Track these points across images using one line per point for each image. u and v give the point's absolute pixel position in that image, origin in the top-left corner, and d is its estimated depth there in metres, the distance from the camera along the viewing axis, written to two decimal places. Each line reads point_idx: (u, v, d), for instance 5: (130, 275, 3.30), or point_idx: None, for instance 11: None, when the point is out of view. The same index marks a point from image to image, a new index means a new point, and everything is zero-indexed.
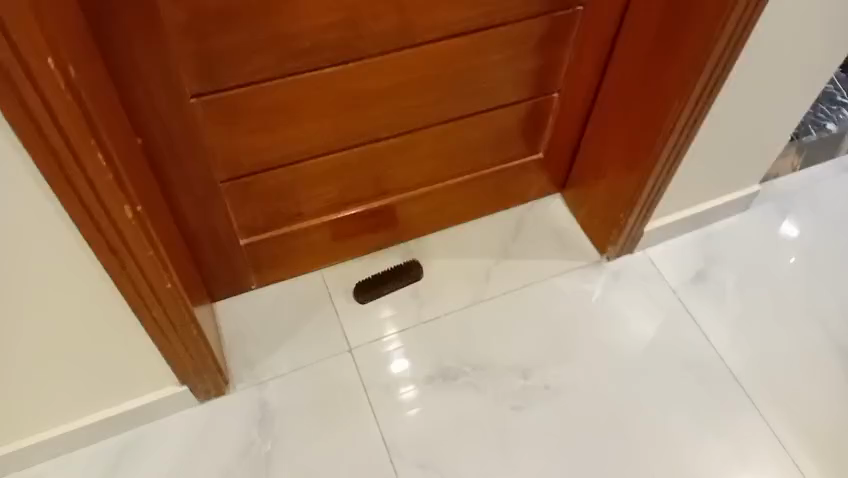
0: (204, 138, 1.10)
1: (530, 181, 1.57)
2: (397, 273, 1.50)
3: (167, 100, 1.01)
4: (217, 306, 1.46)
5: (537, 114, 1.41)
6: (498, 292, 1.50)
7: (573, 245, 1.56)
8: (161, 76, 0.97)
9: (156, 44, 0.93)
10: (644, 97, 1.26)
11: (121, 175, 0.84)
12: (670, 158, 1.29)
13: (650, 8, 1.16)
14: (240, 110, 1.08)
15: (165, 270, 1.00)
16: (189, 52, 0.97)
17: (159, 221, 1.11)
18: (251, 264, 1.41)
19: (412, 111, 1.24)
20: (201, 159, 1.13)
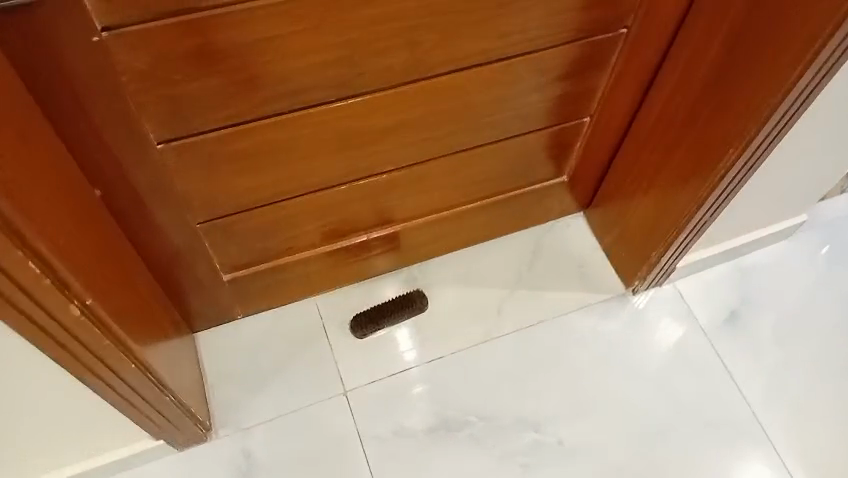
0: (171, 179, 0.93)
1: (551, 204, 1.40)
2: (398, 305, 1.35)
3: (129, 150, 0.84)
4: (199, 338, 1.32)
5: (565, 139, 1.23)
6: (509, 330, 1.35)
7: (595, 275, 1.41)
8: (120, 126, 0.80)
9: (108, 96, 0.76)
10: (694, 132, 1.07)
11: (63, 273, 0.69)
12: (714, 205, 1.12)
13: (712, 38, 0.97)
14: (219, 152, 0.92)
15: (127, 351, 0.86)
16: (153, 97, 0.80)
17: (129, 278, 0.96)
18: (236, 296, 1.27)
19: (421, 145, 1.07)
20: (173, 203, 0.97)
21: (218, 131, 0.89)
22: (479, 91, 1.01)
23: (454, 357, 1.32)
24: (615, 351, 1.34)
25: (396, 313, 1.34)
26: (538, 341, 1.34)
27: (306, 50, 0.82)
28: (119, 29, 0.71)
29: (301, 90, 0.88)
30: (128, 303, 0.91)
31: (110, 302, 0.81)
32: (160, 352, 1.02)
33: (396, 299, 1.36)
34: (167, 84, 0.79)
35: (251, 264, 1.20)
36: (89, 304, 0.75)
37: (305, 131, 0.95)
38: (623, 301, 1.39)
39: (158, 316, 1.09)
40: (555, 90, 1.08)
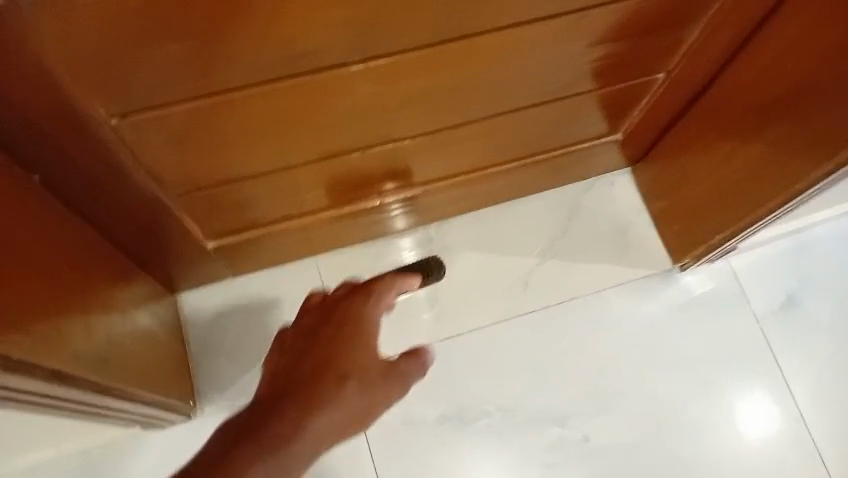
0: (129, 152, 0.72)
1: (595, 160, 1.19)
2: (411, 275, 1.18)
3: (62, 126, 0.64)
4: (183, 299, 1.17)
5: (627, 96, 1.00)
6: (535, 307, 1.18)
7: (638, 246, 1.22)
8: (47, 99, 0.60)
9: (25, 65, 0.55)
10: (795, 110, 0.84)
11: None
12: (806, 196, 0.91)
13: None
14: (195, 125, 0.70)
15: (75, 383, 0.70)
16: (94, 67, 0.58)
17: (78, 270, 0.78)
18: (222, 257, 1.09)
19: (452, 110, 0.85)
20: (133, 178, 0.77)
21: (195, 101, 0.67)
22: (535, 50, 0.77)
23: (471, 337, 1.16)
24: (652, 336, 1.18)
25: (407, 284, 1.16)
26: (567, 323, 1.18)
27: (308, 7, 0.58)
28: None
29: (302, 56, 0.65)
30: (73, 307, 0.74)
31: (33, 337, 0.63)
32: (119, 353, 0.85)
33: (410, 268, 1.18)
34: (115, 54, 0.57)
35: (238, 229, 1.01)
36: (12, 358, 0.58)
37: (309, 100, 0.72)
38: (667, 278, 1.21)
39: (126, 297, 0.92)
40: (628, 47, 0.85)
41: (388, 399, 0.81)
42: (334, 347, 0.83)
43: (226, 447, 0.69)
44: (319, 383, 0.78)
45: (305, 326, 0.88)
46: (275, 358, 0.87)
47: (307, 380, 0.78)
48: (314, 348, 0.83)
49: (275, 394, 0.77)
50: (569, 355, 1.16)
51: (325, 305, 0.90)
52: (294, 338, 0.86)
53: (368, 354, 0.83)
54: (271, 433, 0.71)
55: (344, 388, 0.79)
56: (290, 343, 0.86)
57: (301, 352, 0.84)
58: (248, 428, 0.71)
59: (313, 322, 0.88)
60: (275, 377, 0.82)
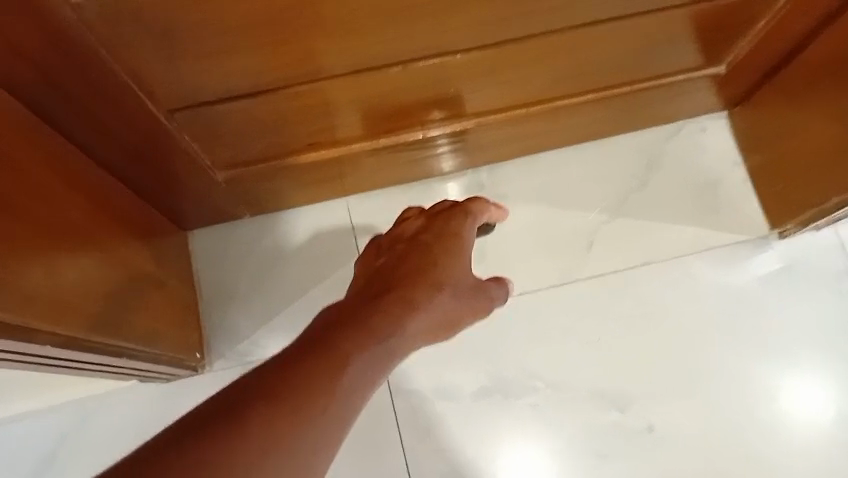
0: (100, 48, 0.57)
1: (684, 100, 0.99)
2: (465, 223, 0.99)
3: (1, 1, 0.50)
4: (195, 239, 1.03)
5: (736, 16, 0.79)
6: (600, 272, 1.00)
7: (730, 206, 1.02)
8: None
9: None
10: None
11: None
12: None
13: None
14: (177, 14, 0.54)
15: (3, 328, 0.58)
16: None
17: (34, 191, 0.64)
18: (237, 192, 0.94)
19: (516, 16, 0.66)
20: (109, 79, 0.62)
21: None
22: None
23: (522, 301, 0.99)
24: (738, 313, 0.99)
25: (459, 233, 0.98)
26: (636, 292, 1.00)
27: None
28: None
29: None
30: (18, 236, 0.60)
31: None
32: (92, 296, 0.72)
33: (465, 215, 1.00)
34: None
35: (253, 159, 0.86)
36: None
37: None
38: (763, 246, 1.01)
39: (107, 232, 0.78)
40: None
41: (471, 317, 0.81)
42: (434, 251, 0.80)
43: (332, 329, 0.62)
44: (416, 284, 0.75)
45: (403, 231, 0.86)
46: (367, 263, 0.84)
47: (407, 278, 0.75)
48: (414, 247, 0.80)
49: (374, 289, 0.73)
50: (636, 329, 0.99)
51: (424, 211, 0.90)
52: (397, 243, 0.83)
53: (467, 241, 0.84)
54: (380, 324, 0.66)
55: (439, 292, 0.76)
56: (389, 241, 0.85)
57: (396, 255, 0.80)
58: (354, 317, 0.66)
59: (416, 227, 0.86)
60: (369, 277, 0.78)
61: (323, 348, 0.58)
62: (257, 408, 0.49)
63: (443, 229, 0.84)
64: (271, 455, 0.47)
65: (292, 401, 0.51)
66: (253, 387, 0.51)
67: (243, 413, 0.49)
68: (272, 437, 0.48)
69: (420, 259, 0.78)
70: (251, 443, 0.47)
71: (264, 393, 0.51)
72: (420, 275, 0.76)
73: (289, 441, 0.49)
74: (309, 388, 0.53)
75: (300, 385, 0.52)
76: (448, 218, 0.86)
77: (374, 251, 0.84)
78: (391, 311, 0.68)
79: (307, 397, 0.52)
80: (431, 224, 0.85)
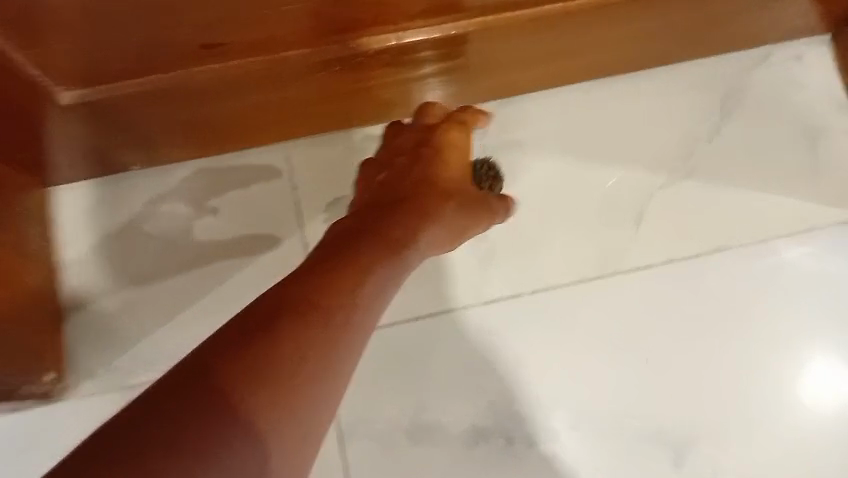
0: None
1: (781, 11, 0.68)
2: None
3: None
4: (62, 200, 0.69)
5: None
6: (654, 260, 0.69)
7: (835, 169, 0.71)
8: None
9: None
10: None
11: None
12: None
13: None
14: None
15: None
16: None
17: None
18: (111, 131, 0.60)
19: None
20: None
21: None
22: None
23: (536, 302, 0.69)
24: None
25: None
26: (702, 290, 0.69)
27: None
28: None
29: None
30: None
31: None
32: None
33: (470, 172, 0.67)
34: None
35: (108, 69, 0.52)
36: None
37: None
38: None
39: None
40: None
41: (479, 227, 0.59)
42: (444, 162, 0.57)
43: (360, 229, 0.48)
44: (417, 194, 0.54)
45: (392, 149, 0.60)
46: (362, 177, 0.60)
47: (414, 184, 0.55)
48: (419, 154, 0.58)
49: (379, 191, 0.55)
50: (703, 344, 0.68)
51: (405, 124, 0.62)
52: (399, 158, 0.58)
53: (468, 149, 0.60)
54: (398, 230, 0.49)
55: (451, 203, 0.55)
56: (389, 159, 0.59)
57: (396, 170, 0.57)
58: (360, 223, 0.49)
59: (418, 137, 0.60)
60: (365, 184, 0.59)
61: (356, 253, 0.44)
62: (286, 316, 0.38)
63: (452, 139, 0.59)
64: (303, 371, 0.37)
65: (318, 313, 0.39)
66: (271, 296, 0.39)
67: (265, 323, 0.37)
68: (301, 350, 0.37)
69: (427, 171, 0.56)
70: (287, 345, 0.37)
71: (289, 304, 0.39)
72: (433, 185, 0.55)
73: (319, 364, 0.37)
74: (331, 296, 0.40)
75: (322, 296, 0.40)
76: (451, 124, 0.60)
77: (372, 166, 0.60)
78: (404, 214, 0.51)
79: (331, 308, 0.39)
80: (429, 132, 0.60)
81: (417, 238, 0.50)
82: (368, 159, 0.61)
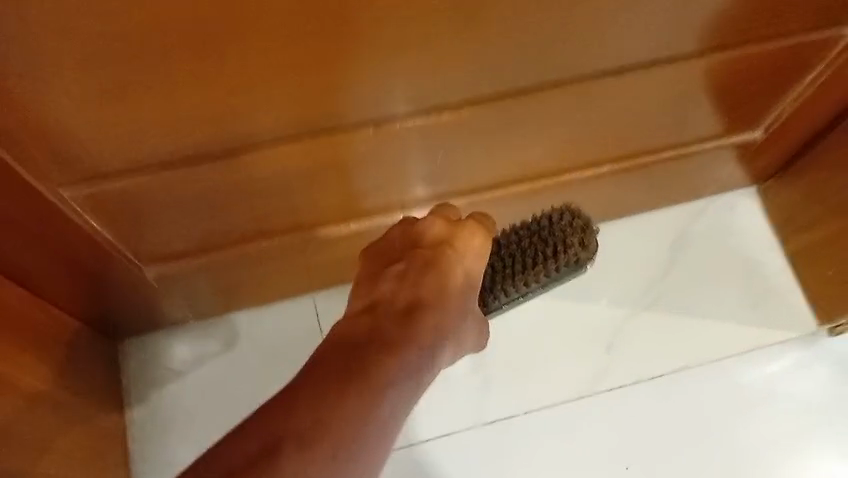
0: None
1: (712, 172, 0.85)
2: (553, 235, 0.68)
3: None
4: (127, 350, 0.84)
5: (778, 69, 0.66)
6: (626, 381, 0.83)
7: (771, 296, 0.86)
8: None
9: None
10: None
11: None
12: None
13: None
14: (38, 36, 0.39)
15: None
16: None
17: None
18: (180, 295, 0.77)
19: (532, 34, 0.51)
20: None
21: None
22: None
23: (491, 432, 0.82)
24: (763, 404, 0.83)
25: (546, 258, 0.66)
26: (629, 405, 0.83)
27: None
28: None
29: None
30: None
31: None
32: None
33: (550, 228, 0.68)
34: None
35: (182, 254, 0.68)
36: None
37: None
38: (813, 346, 0.84)
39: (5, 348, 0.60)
40: None
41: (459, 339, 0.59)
42: (443, 271, 0.56)
43: (379, 321, 0.52)
44: (418, 309, 0.53)
45: (405, 240, 0.59)
46: (366, 265, 0.59)
47: (421, 294, 0.54)
48: (437, 249, 0.57)
49: (388, 285, 0.55)
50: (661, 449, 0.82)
51: (415, 225, 0.59)
52: (416, 249, 0.57)
53: (476, 267, 0.58)
54: (424, 317, 0.53)
55: (456, 318, 0.56)
56: (395, 254, 0.58)
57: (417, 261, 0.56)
58: (386, 309, 0.53)
59: (440, 229, 0.58)
60: (371, 276, 0.57)
61: (376, 346, 0.49)
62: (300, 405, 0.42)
63: (474, 244, 0.58)
64: (322, 447, 0.41)
65: (336, 398, 0.43)
66: (275, 400, 0.43)
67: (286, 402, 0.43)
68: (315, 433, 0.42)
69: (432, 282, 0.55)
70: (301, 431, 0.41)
71: (291, 423, 0.42)
72: (440, 282, 0.55)
73: (336, 430, 0.42)
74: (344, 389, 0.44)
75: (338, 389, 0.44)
76: (473, 231, 0.59)
77: (378, 253, 0.59)
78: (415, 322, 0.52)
79: (346, 403, 0.44)
80: (453, 229, 0.58)
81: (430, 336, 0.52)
82: (375, 250, 0.60)
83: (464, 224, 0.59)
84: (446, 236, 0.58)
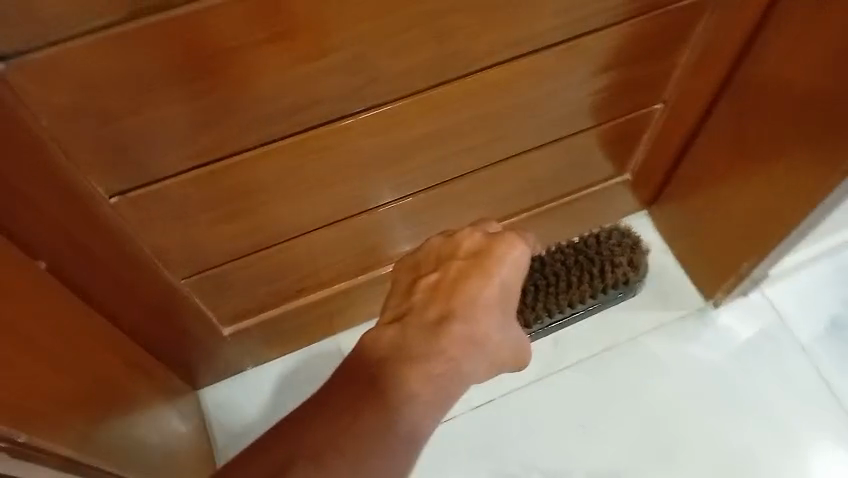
0: (117, 219, 0.68)
1: (610, 205, 1.17)
2: (600, 254, 1.11)
3: (38, 193, 0.58)
4: (203, 396, 1.13)
5: (627, 134, 0.99)
6: (570, 363, 1.14)
7: (668, 286, 1.18)
8: (58, 194, 0.60)
9: (69, 178, 0.60)
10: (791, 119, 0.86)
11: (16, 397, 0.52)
12: (810, 226, 0.92)
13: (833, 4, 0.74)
14: (187, 201, 0.71)
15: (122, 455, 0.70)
16: (105, 150, 0.60)
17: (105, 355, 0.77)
18: (241, 347, 1.07)
19: (456, 144, 0.83)
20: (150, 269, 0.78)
21: (204, 141, 0.65)
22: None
23: (479, 415, 1.11)
24: (672, 365, 1.14)
25: (595, 279, 1.11)
26: (575, 379, 1.13)
27: (285, 63, 0.60)
28: (24, 56, 0.49)
29: (290, 50, 0.59)
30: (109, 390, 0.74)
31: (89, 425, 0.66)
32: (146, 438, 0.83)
33: (599, 247, 1.12)
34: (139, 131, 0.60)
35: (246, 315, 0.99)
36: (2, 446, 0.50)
37: (308, 155, 0.73)
38: (703, 318, 1.16)
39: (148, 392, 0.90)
40: (630, 72, 0.85)
41: (496, 345, 0.70)
42: (471, 282, 0.70)
43: (408, 328, 0.67)
44: (448, 315, 0.68)
45: (441, 251, 0.74)
46: (407, 273, 0.74)
47: (452, 305, 0.69)
48: (469, 261, 0.72)
49: (421, 296, 0.70)
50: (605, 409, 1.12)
51: (449, 239, 0.74)
52: (452, 259, 0.72)
53: (513, 273, 0.72)
54: (448, 328, 0.67)
55: (480, 323, 0.69)
56: (432, 264, 0.73)
57: (447, 273, 0.71)
58: (419, 317, 0.68)
59: (475, 243, 0.74)
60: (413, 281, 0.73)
61: (389, 365, 0.64)
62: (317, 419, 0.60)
63: (501, 254, 0.72)
64: (335, 451, 0.58)
65: (344, 415, 0.60)
66: (293, 426, 0.60)
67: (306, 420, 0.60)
68: (328, 443, 0.59)
69: (461, 283, 0.70)
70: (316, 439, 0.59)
71: (301, 451, 0.58)
72: (468, 290, 0.70)
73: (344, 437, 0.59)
74: (351, 409, 0.60)
75: (348, 407, 0.61)
76: (500, 245, 0.73)
77: (414, 264, 0.75)
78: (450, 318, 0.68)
79: (358, 425, 0.60)
80: (486, 242, 0.73)
81: (452, 340, 0.67)
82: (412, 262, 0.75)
83: (495, 237, 0.74)
84: (482, 246, 0.73)
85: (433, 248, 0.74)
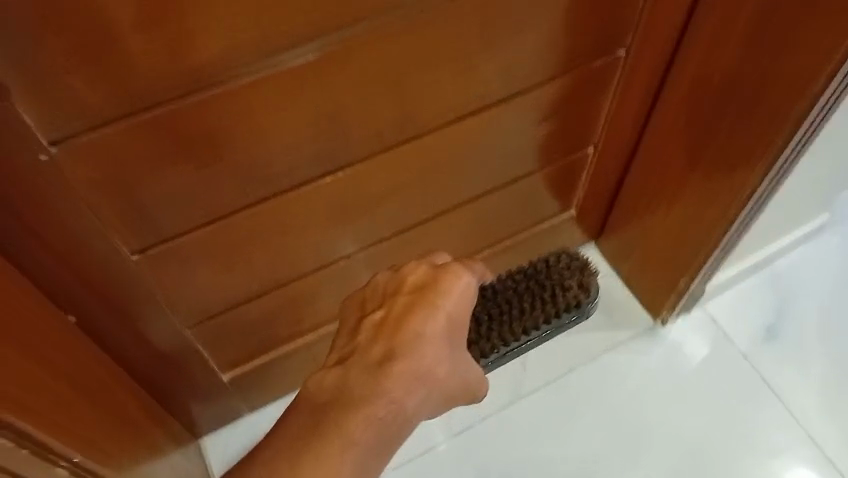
0: (139, 275, 0.80)
1: (561, 240, 1.32)
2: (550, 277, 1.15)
3: (76, 253, 0.70)
4: (204, 444, 1.22)
5: (567, 175, 1.15)
6: (539, 385, 1.26)
7: (619, 308, 1.32)
8: (89, 254, 0.72)
9: (99, 240, 0.72)
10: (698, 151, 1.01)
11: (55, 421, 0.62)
12: (728, 241, 1.07)
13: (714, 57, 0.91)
14: (193, 255, 0.83)
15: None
16: (127, 213, 0.72)
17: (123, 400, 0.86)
18: (238, 393, 1.16)
19: (419, 193, 0.97)
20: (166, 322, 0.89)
21: (209, 201, 0.77)
22: (481, 65, 0.81)
23: (461, 439, 1.22)
24: (630, 378, 1.26)
25: (546, 305, 1.12)
26: (545, 399, 1.25)
27: (275, 132, 0.73)
28: (70, 140, 0.62)
29: (278, 124, 0.72)
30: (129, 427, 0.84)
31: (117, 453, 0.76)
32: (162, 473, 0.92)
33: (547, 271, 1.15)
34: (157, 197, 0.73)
35: (243, 360, 1.10)
36: (61, 464, 0.60)
37: (294, 209, 0.85)
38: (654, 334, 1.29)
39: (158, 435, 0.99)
40: (562, 122, 1.01)
41: (443, 375, 0.76)
42: (414, 318, 0.76)
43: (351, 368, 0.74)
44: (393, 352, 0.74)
45: (384, 289, 0.80)
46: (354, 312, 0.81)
47: (395, 342, 0.75)
48: (410, 298, 0.78)
49: (366, 333, 0.77)
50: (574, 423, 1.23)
51: (393, 276, 0.80)
52: (396, 296, 0.79)
53: (457, 304, 0.78)
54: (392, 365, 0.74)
55: (423, 356, 0.75)
56: (376, 302, 0.80)
57: (390, 309, 0.78)
58: (364, 354, 0.75)
59: (416, 278, 0.80)
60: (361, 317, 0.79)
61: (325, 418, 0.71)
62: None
63: (442, 288, 0.78)
64: None
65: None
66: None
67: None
68: None
69: (404, 319, 0.76)
70: None
71: None
72: (411, 325, 0.76)
73: None
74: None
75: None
76: (440, 280, 0.79)
77: (362, 302, 0.81)
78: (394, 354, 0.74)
79: None
80: (428, 276, 0.80)
81: (396, 377, 0.73)
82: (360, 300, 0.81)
83: (436, 272, 0.80)
84: (425, 281, 0.79)
85: (377, 287, 0.81)
